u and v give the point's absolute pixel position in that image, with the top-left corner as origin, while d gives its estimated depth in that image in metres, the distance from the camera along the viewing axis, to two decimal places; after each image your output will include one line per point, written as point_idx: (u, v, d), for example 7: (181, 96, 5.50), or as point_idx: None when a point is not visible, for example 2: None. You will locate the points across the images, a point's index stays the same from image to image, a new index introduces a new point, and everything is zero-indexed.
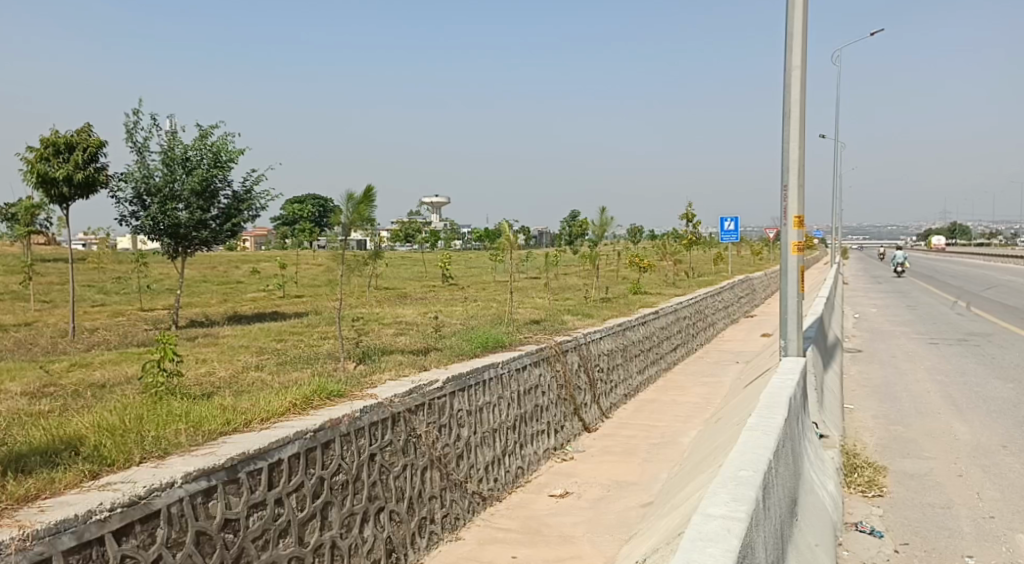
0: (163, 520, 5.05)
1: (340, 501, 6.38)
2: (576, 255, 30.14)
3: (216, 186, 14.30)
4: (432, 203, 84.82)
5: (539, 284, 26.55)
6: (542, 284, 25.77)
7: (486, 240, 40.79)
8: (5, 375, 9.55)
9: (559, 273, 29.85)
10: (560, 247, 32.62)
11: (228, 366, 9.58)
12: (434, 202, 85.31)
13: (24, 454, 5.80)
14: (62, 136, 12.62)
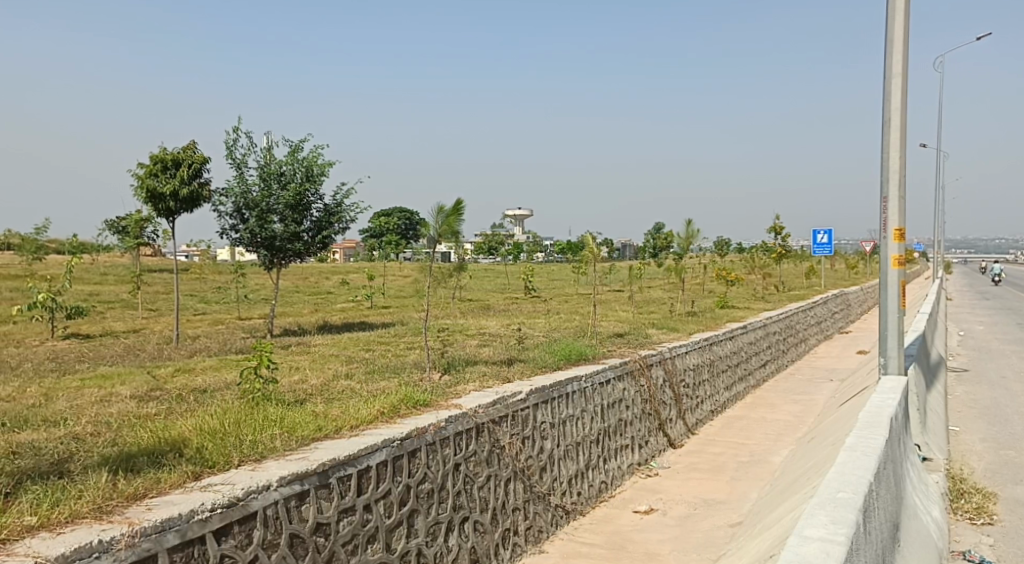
0: (259, 522, 5.24)
1: (425, 510, 6.51)
2: (662, 268, 29.95)
3: (308, 199, 14.65)
4: (516, 215, 85.43)
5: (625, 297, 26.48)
6: (629, 297, 25.69)
7: (570, 253, 40.86)
8: (114, 379, 9.99)
9: (644, 286, 29.71)
10: (645, 260, 32.47)
11: (321, 373, 9.84)
12: (518, 213, 85.65)
13: (132, 455, 6.08)
14: (170, 153, 13.16)
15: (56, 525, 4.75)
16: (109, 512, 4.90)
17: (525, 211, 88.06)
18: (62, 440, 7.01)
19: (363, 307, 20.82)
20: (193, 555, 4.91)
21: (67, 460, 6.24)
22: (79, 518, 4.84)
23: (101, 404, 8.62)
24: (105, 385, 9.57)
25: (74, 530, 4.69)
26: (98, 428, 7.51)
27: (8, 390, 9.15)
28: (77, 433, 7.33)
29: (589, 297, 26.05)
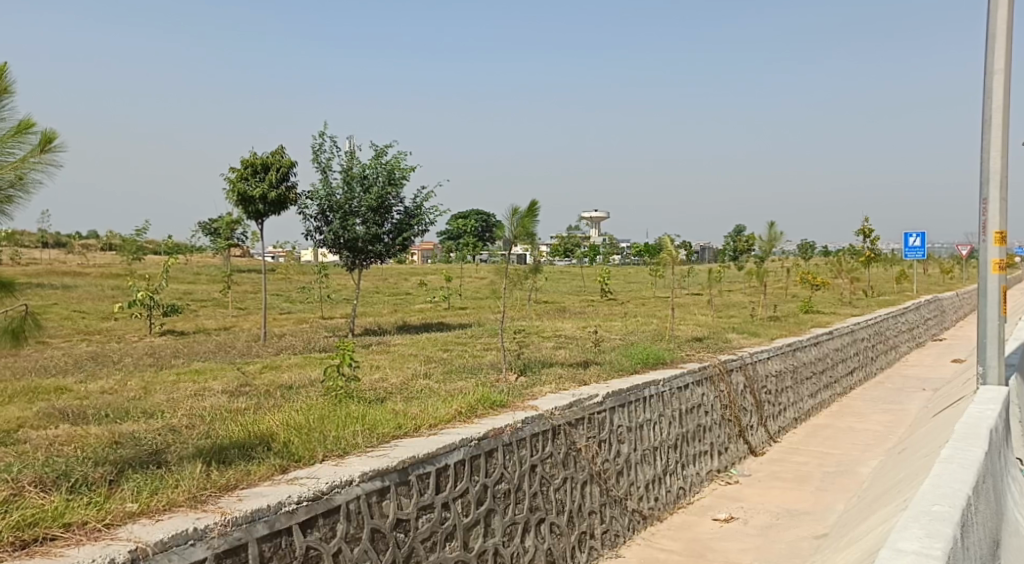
0: (342, 516, 5.33)
1: (502, 510, 6.56)
2: (743, 272, 29.51)
3: (390, 202, 14.85)
4: (591, 216, 85.25)
5: (705, 301, 26.19)
6: (709, 301, 25.39)
7: (648, 256, 40.56)
8: (207, 374, 10.32)
9: (724, 291, 29.36)
10: (726, 263, 32.08)
11: (400, 373, 9.99)
12: (595, 215, 85.35)
13: (223, 448, 6.28)
14: (259, 157, 13.51)
15: (155, 513, 4.89)
16: (203, 502, 5.03)
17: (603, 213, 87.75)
18: (159, 432, 7.28)
19: (442, 307, 21.04)
20: (280, 546, 5.00)
21: (165, 450, 6.48)
22: (176, 507, 4.98)
23: (194, 397, 8.91)
24: (199, 380, 9.91)
25: (171, 518, 4.82)
26: (193, 420, 7.77)
27: (109, 382, 9.54)
28: (173, 425, 7.60)
29: (667, 300, 25.87)
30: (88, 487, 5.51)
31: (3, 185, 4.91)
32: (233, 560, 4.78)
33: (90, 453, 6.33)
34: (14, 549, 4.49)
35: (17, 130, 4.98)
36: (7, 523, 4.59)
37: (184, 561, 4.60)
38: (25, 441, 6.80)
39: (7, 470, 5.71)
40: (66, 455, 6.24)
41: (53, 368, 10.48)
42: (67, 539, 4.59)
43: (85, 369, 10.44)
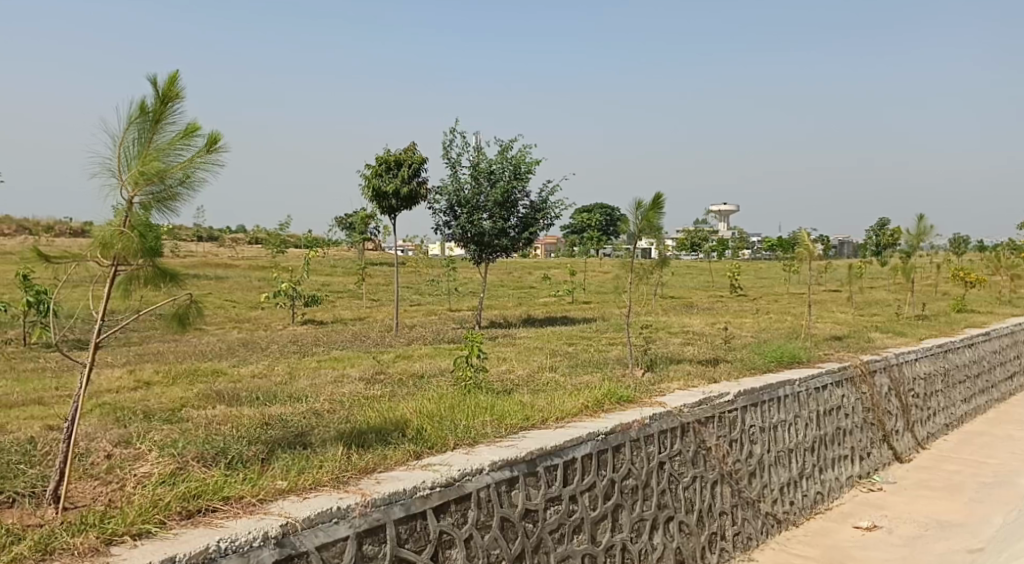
0: (473, 503, 5.50)
1: (630, 505, 6.63)
2: (888, 267, 28.48)
3: (516, 196, 14.97)
4: (721, 210, 83.84)
5: (845, 298, 25.45)
6: (850, 297, 24.65)
7: (783, 250, 39.63)
8: (346, 362, 10.79)
9: (867, 287, 28.42)
10: (869, 258, 31.04)
11: (527, 365, 10.16)
12: (725, 209, 83.63)
13: (362, 432, 6.58)
14: (392, 154, 13.95)
15: (303, 490, 5.15)
16: (345, 483, 5.26)
17: (733, 206, 85.90)
18: (304, 415, 7.68)
19: (568, 301, 21.14)
20: (415, 529, 5.19)
21: (308, 433, 6.83)
22: (320, 486, 5.22)
23: (333, 383, 9.34)
24: (338, 367, 10.36)
25: (317, 496, 5.05)
26: (334, 405, 8.16)
27: (258, 367, 10.12)
28: (316, 409, 8.00)
29: (803, 296, 25.28)
30: (243, 464, 5.89)
31: (173, 183, 5.32)
32: (372, 540, 4.98)
33: (244, 433, 6.74)
34: (180, 518, 4.74)
35: (185, 133, 5.37)
36: (175, 493, 4.90)
37: (329, 538, 4.81)
38: (186, 419, 7.30)
39: (172, 446, 6.18)
40: (223, 434, 6.68)
41: (208, 352, 11.16)
42: (226, 511, 4.84)
43: (237, 354, 11.08)
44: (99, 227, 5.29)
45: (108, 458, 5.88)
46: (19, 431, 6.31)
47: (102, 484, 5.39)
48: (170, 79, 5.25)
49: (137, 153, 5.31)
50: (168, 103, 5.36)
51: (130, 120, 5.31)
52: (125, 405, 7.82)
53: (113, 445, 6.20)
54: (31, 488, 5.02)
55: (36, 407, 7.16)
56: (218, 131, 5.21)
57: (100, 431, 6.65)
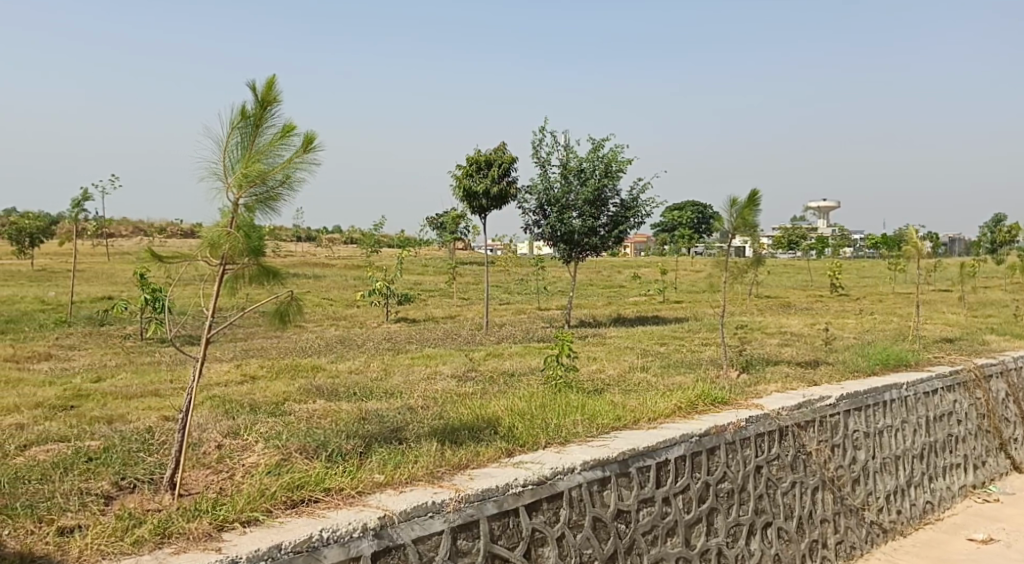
0: (565, 502, 5.58)
1: (726, 509, 6.61)
2: (1003, 265, 27.36)
3: (607, 195, 14.57)
4: (819, 207, 81.92)
5: (955, 297, 24.57)
6: (961, 297, 23.79)
7: (888, 248, 38.46)
8: (438, 359, 10.99)
9: (979, 286, 27.36)
10: (981, 257, 29.88)
11: (617, 364, 10.18)
12: (823, 206, 81.45)
13: (455, 428, 6.73)
14: (483, 154, 14.12)
15: (399, 484, 5.30)
16: (439, 477, 5.40)
17: (832, 203, 83.64)
18: (400, 410, 7.88)
19: (659, 301, 20.98)
20: (508, 526, 5.30)
21: (404, 428, 7.00)
22: (416, 481, 5.36)
23: (427, 380, 9.53)
24: (430, 364, 10.57)
25: (412, 490, 5.20)
26: (428, 402, 8.34)
27: (355, 363, 10.42)
28: (411, 406, 8.19)
29: (909, 296, 24.52)
30: (343, 457, 6.10)
31: (275, 184, 5.54)
32: (467, 535, 5.12)
33: (343, 427, 6.97)
34: (285, 508, 4.95)
35: (283, 134, 5.58)
36: (280, 483, 5.12)
37: (425, 532, 4.95)
38: (289, 412, 7.59)
39: (277, 437, 6.45)
40: (323, 427, 6.92)
41: (307, 349, 11.51)
42: (327, 502, 5.03)
43: (334, 350, 11.39)
44: (207, 228, 5.56)
45: (218, 449, 6.19)
46: (137, 421, 6.67)
47: (213, 473, 5.69)
48: (268, 84, 5.46)
49: (239, 156, 5.55)
50: (267, 107, 5.58)
51: (233, 125, 5.55)
52: (232, 398, 8.16)
53: (222, 436, 6.50)
54: (150, 475, 5.32)
55: (152, 399, 7.55)
56: (313, 132, 5.40)
57: (210, 423, 6.98)
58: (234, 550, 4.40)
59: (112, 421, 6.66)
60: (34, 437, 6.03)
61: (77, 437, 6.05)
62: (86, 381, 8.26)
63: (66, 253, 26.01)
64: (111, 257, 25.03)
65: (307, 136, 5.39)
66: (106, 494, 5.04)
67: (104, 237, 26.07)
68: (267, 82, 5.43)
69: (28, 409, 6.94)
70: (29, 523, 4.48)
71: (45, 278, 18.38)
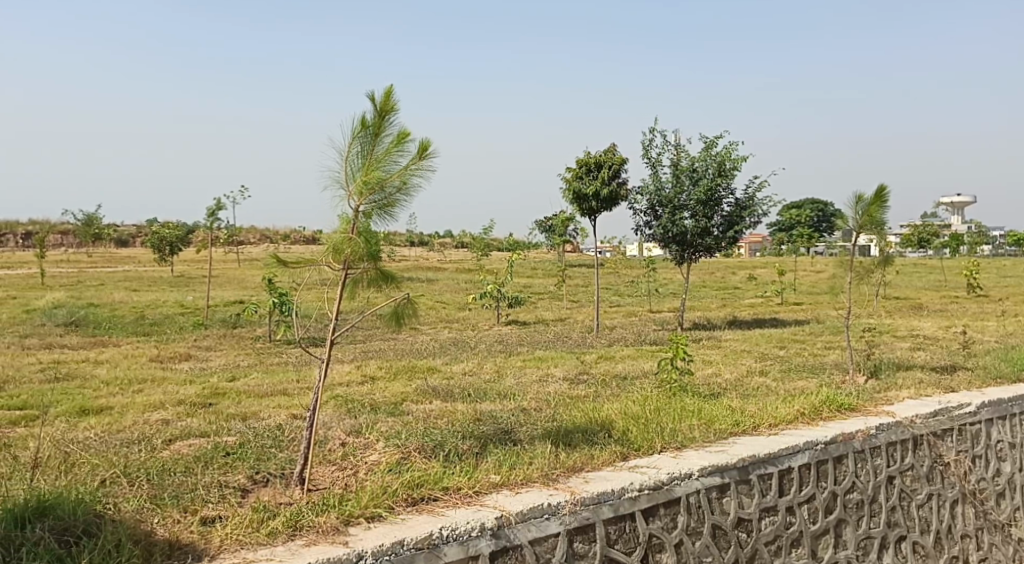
0: (683, 508, 5.57)
1: (855, 521, 6.45)
2: None
3: (720, 194, 13.80)
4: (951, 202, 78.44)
5: None
6: None
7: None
8: (549, 362, 11.08)
9: None
10: None
11: (734, 368, 10.04)
12: (956, 200, 77.81)
13: (569, 431, 6.79)
14: (592, 156, 14.16)
15: (515, 485, 5.40)
16: (554, 480, 5.47)
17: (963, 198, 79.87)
18: (513, 412, 7.99)
19: (777, 303, 20.51)
20: (625, 530, 5.34)
21: (516, 429, 7.07)
22: (531, 482, 5.45)
23: (540, 383, 9.62)
24: (542, 367, 10.68)
25: (528, 492, 5.29)
26: (541, 404, 8.42)
27: (468, 365, 10.62)
28: (524, 407, 8.30)
29: None
30: (460, 457, 6.24)
31: (392, 190, 5.72)
32: (583, 538, 5.18)
33: (460, 428, 7.11)
34: (406, 505, 5.11)
35: (400, 142, 5.74)
36: (402, 481, 5.28)
37: (541, 533, 5.04)
38: (406, 412, 7.81)
39: (397, 436, 6.66)
40: (441, 427, 7.09)
41: (423, 351, 11.77)
42: (446, 500, 5.17)
43: (448, 353, 11.62)
44: (329, 234, 5.79)
45: (342, 446, 6.44)
46: (268, 418, 6.99)
47: (339, 469, 5.94)
48: (386, 95, 5.62)
49: (359, 164, 5.74)
50: (385, 116, 5.74)
51: (353, 134, 5.74)
52: (355, 397, 8.45)
53: (346, 434, 6.76)
54: (281, 470, 5.59)
55: (281, 397, 7.89)
56: (428, 138, 5.53)
57: (335, 421, 7.25)
58: (360, 545, 4.57)
59: (246, 418, 7.01)
60: (178, 431, 6.39)
61: (215, 433, 6.40)
62: (222, 379, 8.70)
63: (199, 259, 27.36)
64: (241, 263, 26.20)
65: (422, 143, 5.53)
66: (243, 487, 5.32)
67: (234, 244, 27.28)
68: (385, 92, 5.59)
69: (170, 405, 7.36)
70: (175, 513, 4.76)
71: (182, 283, 19.42)
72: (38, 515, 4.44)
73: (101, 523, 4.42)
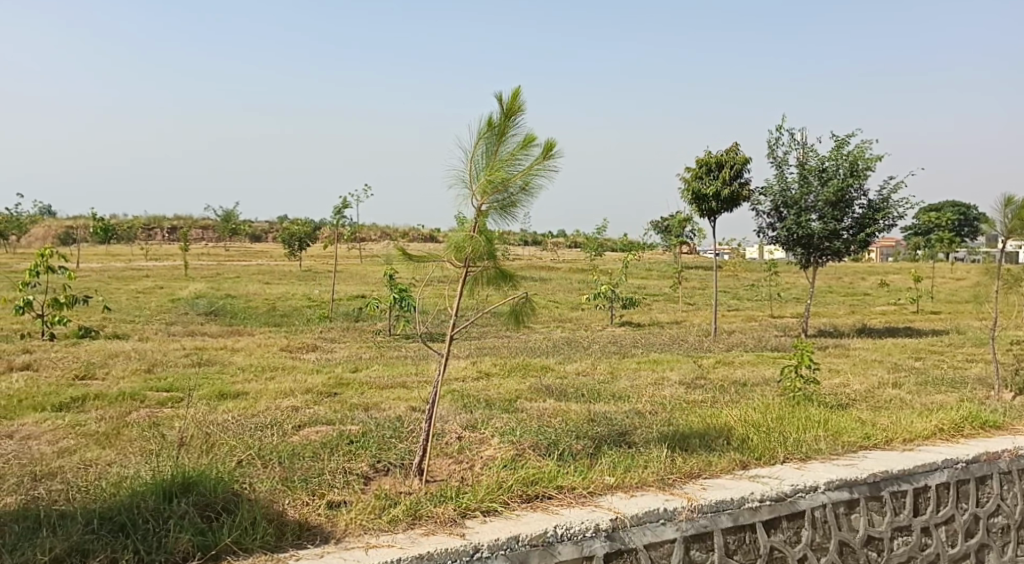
0: (807, 522, 5.42)
1: (998, 547, 6.16)
2: None
3: (852, 196, 13.29)
4: None
5: None
6: None
7: None
8: (666, 365, 10.95)
9: None
10: None
11: (864, 379, 9.68)
12: None
13: (687, 435, 6.69)
14: (713, 156, 13.90)
15: (630, 488, 5.35)
16: (671, 485, 5.40)
17: None
18: (628, 414, 7.92)
19: (911, 312, 19.61)
20: (745, 540, 5.24)
21: (631, 432, 6.99)
22: (646, 486, 5.39)
23: (656, 386, 9.50)
24: (658, 370, 10.55)
25: (643, 495, 5.24)
26: (656, 407, 8.32)
27: (582, 364, 10.59)
28: (638, 410, 8.21)
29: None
30: (575, 456, 6.22)
31: (515, 190, 5.73)
32: (700, 545, 5.11)
33: (574, 427, 7.10)
34: (521, 501, 5.14)
35: (524, 142, 5.74)
36: (516, 478, 5.31)
37: (657, 538, 4.99)
38: (521, 410, 7.85)
39: (511, 433, 6.70)
40: (556, 426, 7.09)
41: (538, 349, 11.81)
42: (560, 499, 5.17)
43: (562, 352, 11.62)
44: (451, 233, 5.87)
45: (458, 440, 6.53)
46: (389, 409, 7.15)
47: (456, 462, 6.02)
48: (513, 95, 5.63)
49: (483, 164, 5.77)
50: (511, 116, 5.74)
51: (479, 135, 5.78)
52: (470, 393, 8.55)
53: (463, 428, 6.85)
54: (400, 460, 5.70)
55: (401, 390, 8.06)
56: (553, 139, 5.51)
57: (452, 415, 7.36)
58: (477, 538, 4.61)
59: (368, 409, 7.18)
60: (306, 418, 6.61)
61: (340, 421, 6.58)
62: (346, 370, 8.93)
63: (326, 253, 28.18)
64: (364, 259, 26.88)
65: (546, 143, 5.51)
66: (365, 475, 5.45)
67: (357, 241, 28.03)
68: (512, 93, 5.59)
69: (299, 392, 7.61)
70: (304, 496, 4.92)
71: (309, 277, 20.08)
72: (183, 490, 4.67)
73: (238, 502, 4.61)
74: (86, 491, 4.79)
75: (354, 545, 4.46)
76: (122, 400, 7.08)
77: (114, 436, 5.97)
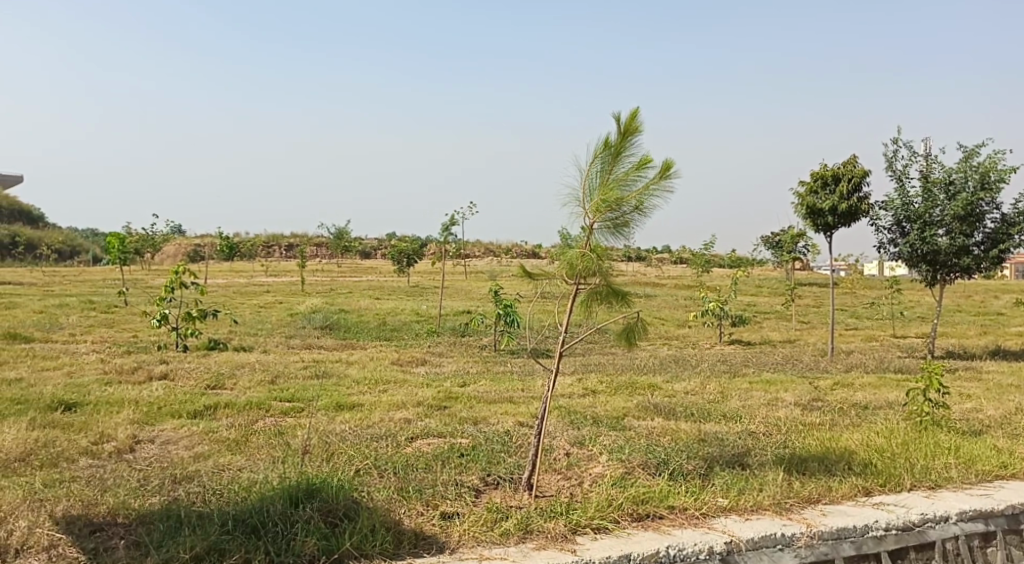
0: (938, 554, 5.13)
1: None
2: None
3: (982, 209, 12.67)
4: None
5: None
6: None
7: None
8: (780, 385, 10.63)
9: None
10: None
11: (998, 404, 9.18)
12: None
13: (805, 458, 6.46)
14: (830, 169, 13.51)
15: (745, 511, 5.19)
16: (789, 509, 5.21)
17: None
18: (740, 434, 7.72)
19: None
20: None
21: (746, 453, 6.79)
22: (763, 510, 5.22)
23: (770, 407, 9.23)
24: (772, 390, 10.28)
25: (760, 519, 5.07)
26: (770, 429, 8.06)
27: (692, 383, 10.40)
28: (752, 431, 7.99)
29: None
30: (686, 476, 6.08)
31: (628, 210, 5.65)
32: None
33: (685, 447, 6.93)
34: (632, 520, 5.04)
35: (640, 163, 5.65)
36: (627, 495, 5.21)
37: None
38: (630, 428, 7.73)
39: (621, 450, 6.60)
40: (665, 445, 6.95)
41: (646, 367, 11.65)
42: (673, 520, 5.05)
43: (671, 370, 11.44)
44: (562, 250, 5.84)
45: (567, 456, 6.48)
46: (498, 424, 7.15)
47: (565, 479, 5.97)
48: (631, 115, 5.56)
49: (598, 183, 5.71)
50: (629, 136, 5.66)
51: (595, 153, 5.71)
52: (578, 410, 8.48)
53: (570, 445, 6.79)
54: (510, 474, 5.67)
55: (510, 405, 8.04)
56: (671, 159, 5.43)
57: (561, 432, 7.29)
58: (589, 554, 4.55)
59: (477, 423, 7.20)
60: (419, 430, 6.66)
61: (451, 434, 6.61)
62: (455, 385, 8.98)
63: (434, 269, 28.59)
64: (471, 275, 27.14)
65: (666, 164, 5.44)
66: (476, 488, 5.45)
67: (465, 258, 28.34)
68: (630, 113, 5.51)
69: (411, 405, 7.68)
70: (419, 506, 4.94)
71: (418, 293, 20.35)
72: (306, 496, 4.75)
73: (358, 510, 4.66)
74: (219, 494, 4.93)
75: (467, 556, 4.45)
76: (249, 409, 7.28)
77: (242, 443, 6.14)
